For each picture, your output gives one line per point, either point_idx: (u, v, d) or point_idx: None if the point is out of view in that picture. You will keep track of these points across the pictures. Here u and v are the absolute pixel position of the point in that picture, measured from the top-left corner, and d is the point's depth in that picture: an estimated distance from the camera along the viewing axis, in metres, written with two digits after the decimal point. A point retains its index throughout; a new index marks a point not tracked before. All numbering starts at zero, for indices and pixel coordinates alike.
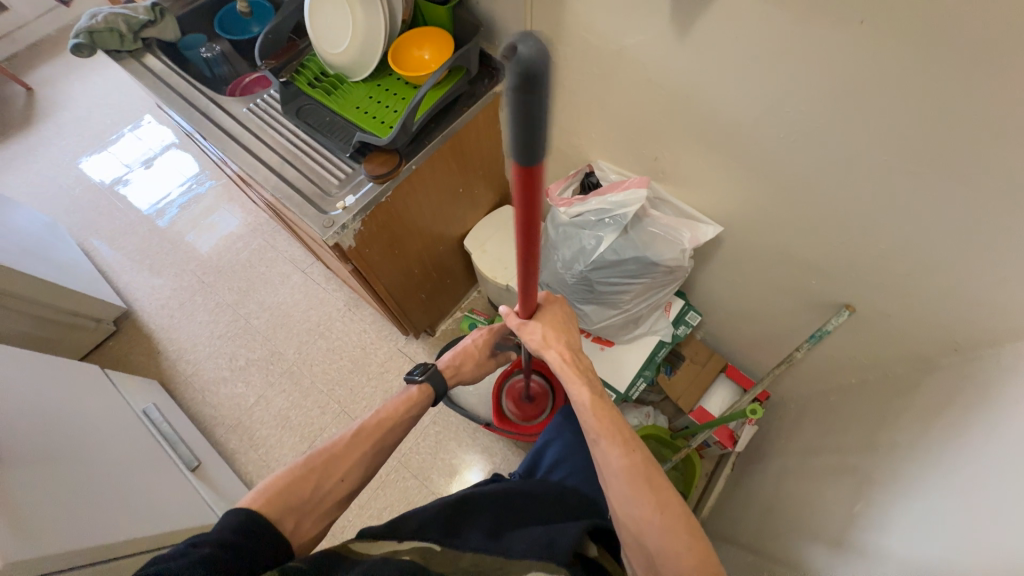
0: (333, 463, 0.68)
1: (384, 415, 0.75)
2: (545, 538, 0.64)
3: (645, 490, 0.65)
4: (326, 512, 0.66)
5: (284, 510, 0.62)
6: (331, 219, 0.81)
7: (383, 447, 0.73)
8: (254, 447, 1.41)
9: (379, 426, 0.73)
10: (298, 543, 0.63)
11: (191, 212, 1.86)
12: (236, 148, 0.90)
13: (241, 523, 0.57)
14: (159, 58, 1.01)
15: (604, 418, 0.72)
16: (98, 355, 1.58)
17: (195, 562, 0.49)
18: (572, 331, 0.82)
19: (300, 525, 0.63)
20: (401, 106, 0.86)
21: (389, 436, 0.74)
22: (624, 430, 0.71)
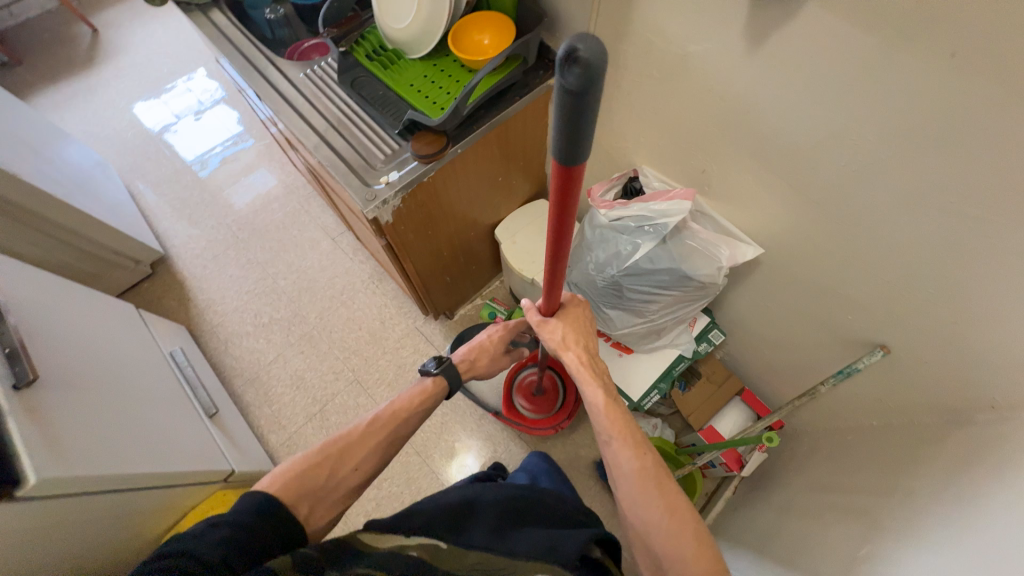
0: (348, 452, 0.70)
1: (398, 406, 0.77)
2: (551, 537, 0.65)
3: (655, 492, 0.65)
4: (339, 499, 0.68)
5: (298, 496, 0.64)
6: (374, 193, 0.82)
7: (396, 437, 0.75)
8: (268, 402, 1.46)
9: (393, 417, 0.75)
10: (311, 529, 0.65)
11: (233, 168, 1.91)
12: (289, 112, 0.92)
13: (260, 506, 0.59)
14: (225, 15, 1.03)
15: (617, 420, 0.72)
16: (133, 294, 1.65)
17: (216, 542, 0.53)
18: (589, 333, 0.83)
19: (314, 512, 0.65)
20: (454, 88, 0.86)
21: (403, 427, 0.76)
22: (635, 432, 0.71)
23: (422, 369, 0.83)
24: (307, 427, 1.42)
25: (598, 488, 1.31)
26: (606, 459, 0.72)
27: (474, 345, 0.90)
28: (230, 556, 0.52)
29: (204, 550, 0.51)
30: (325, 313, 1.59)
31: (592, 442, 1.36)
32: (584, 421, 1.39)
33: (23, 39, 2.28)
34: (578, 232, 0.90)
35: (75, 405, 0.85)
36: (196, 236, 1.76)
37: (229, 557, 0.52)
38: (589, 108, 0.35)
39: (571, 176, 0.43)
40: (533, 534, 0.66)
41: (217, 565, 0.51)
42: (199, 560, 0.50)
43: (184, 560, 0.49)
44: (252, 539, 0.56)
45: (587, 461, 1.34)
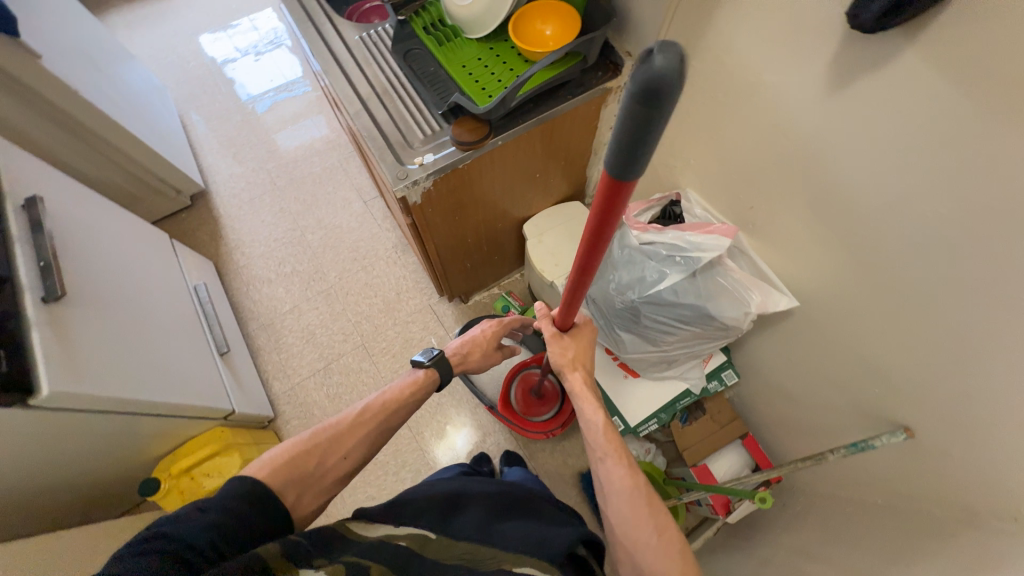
0: (337, 442, 0.72)
1: (390, 397, 0.78)
2: (540, 534, 0.65)
3: (644, 514, 0.63)
4: (326, 487, 0.70)
5: (284, 485, 0.66)
6: (406, 172, 0.81)
7: (387, 426, 0.77)
8: (277, 349, 1.51)
9: (384, 407, 0.77)
10: (298, 515, 0.67)
11: (282, 113, 1.93)
12: (338, 75, 0.90)
13: (247, 492, 0.61)
14: None
15: (614, 439, 0.70)
16: (171, 222, 1.71)
17: (207, 525, 0.56)
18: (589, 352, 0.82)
19: (301, 499, 0.67)
20: (507, 77, 0.83)
21: (395, 416, 0.78)
22: (628, 453, 0.69)
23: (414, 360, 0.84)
24: (310, 381, 1.46)
25: (578, 500, 1.30)
26: (596, 477, 0.70)
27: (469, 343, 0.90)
28: (218, 543, 0.55)
29: (192, 533, 0.54)
30: (345, 274, 1.62)
31: (581, 452, 1.35)
32: (577, 430, 1.38)
33: None
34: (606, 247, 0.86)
35: (98, 326, 0.88)
36: (237, 176, 1.80)
37: (217, 542, 0.55)
38: (657, 126, 0.32)
39: (618, 191, 0.40)
40: (522, 528, 0.67)
41: (206, 549, 0.54)
42: (188, 542, 0.53)
43: (175, 545, 0.53)
44: (241, 524, 0.59)
45: (573, 470, 1.33)
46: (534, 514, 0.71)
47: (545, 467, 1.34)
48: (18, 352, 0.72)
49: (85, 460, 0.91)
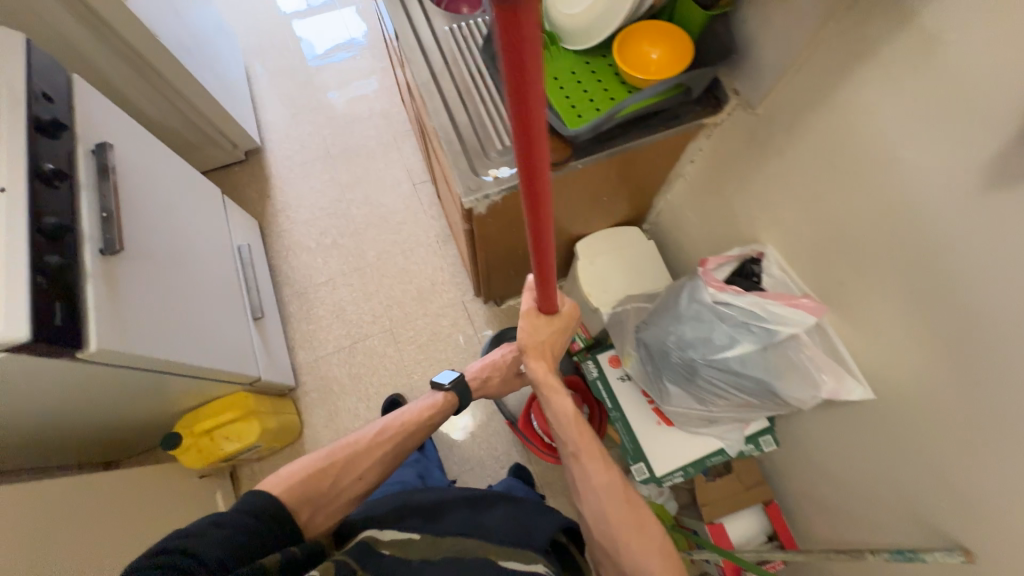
0: (352, 465, 0.84)
1: (406, 418, 0.93)
2: (524, 529, 0.76)
3: (621, 505, 0.78)
4: (341, 505, 0.81)
5: (302, 501, 0.77)
6: (479, 183, 0.77)
7: (401, 445, 0.90)
8: (307, 320, 1.51)
9: (402, 430, 0.90)
10: (311, 531, 0.78)
11: (341, 72, 1.91)
12: (421, 66, 0.86)
13: (261, 507, 0.72)
14: None
15: (585, 437, 0.85)
16: (223, 174, 1.72)
17: (217, 537, 0.63)
18: (559, 339, 0.92)
19: (314, 517, 0.78)
20: (600, 99, 0.78)
21: (408, 439, 0.91)
22: (599, 452, 0.83)
23: (435, 382, 0.99)
24: (335, 357, 1.47)
25: None
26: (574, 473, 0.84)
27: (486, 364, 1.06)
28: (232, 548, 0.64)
29: (206, 547, 0.62)
30: (383, 255, 1.60)
31: None
32: None
33: None
34: (673, 298, 0.80)
35: (148, 284, 0.88)
36: (292, 137, 1.79)
37: (224, 558, 0.62)
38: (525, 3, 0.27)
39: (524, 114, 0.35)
40: (504, 519, 0.78)
41: (216, 564, 0.61)
42: (202, 558, 0.60)
43: (188, 557, 0.59)
44: (254, 537, 0.68)
45: None
46: (514, 502, 0.82)
47: (553, 489, 1.31)
48: (73, 306, 0.71)
49: (110, 406, 0.92)
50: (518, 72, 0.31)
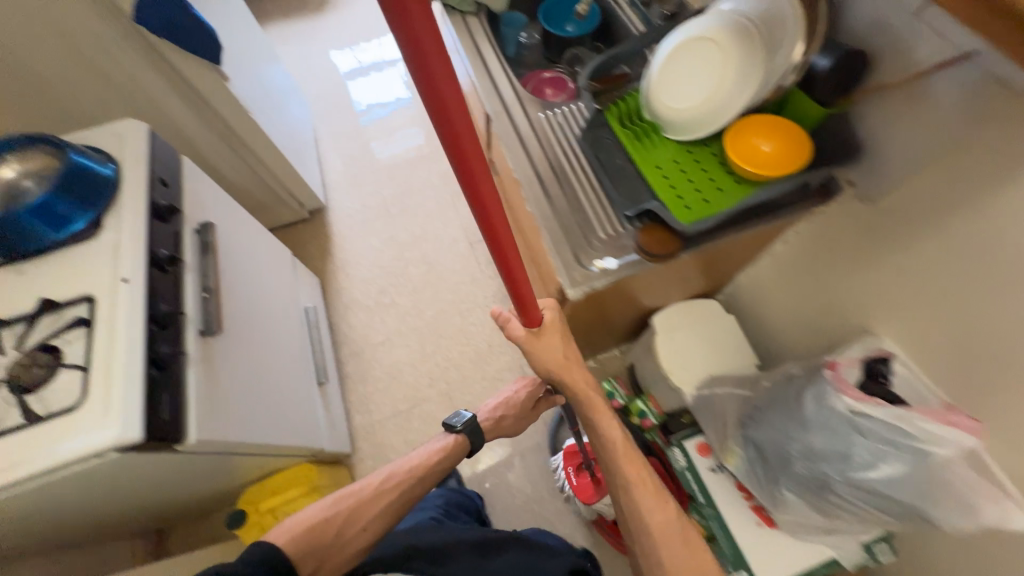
0: (357, 513, 0.87)
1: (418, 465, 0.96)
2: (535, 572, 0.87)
3: (678, 545, 0.76)
4: (345, 557, 0.84)
5: (305, 554, 0.81)
6: (585, 275, 0.77)
7: (409, 493, 0.93)
8: (364, 381, 1.49)
9: (409, 475, 0.94)
10: None
11: (386, 123, 2.02)
12: (520, 155, 0.88)
13: (262, 554, 0.77)
14: (483, 26, 1.06)
15: (637, 470, 0.79)
16: (288, 231, 1.77)
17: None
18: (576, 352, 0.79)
19: (320, 567, 0.81)
20: (708, 190, 0.77)
21: (420, 483, 0.95)
22: (649, 483, 0.78)
23: (447, 425, 1.02)
24: (391, 421, 1.43)
25: None
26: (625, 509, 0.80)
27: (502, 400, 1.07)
28: None
29: None
30: (439, 315, 1.59)
31: None
32: None
33: None
34: (794, 398, 0.75)
35: (237, 364, 0.88)
36: (353, 196, 1.85)
37: None
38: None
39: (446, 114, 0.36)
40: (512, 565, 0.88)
41: None
42: None
43: None
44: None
45: None
46: (520, 548, 0.92)
47: None
48: (177, 394, 0.70)
49: (187, 485, 0.90)
50: (417, 36, 0.31)
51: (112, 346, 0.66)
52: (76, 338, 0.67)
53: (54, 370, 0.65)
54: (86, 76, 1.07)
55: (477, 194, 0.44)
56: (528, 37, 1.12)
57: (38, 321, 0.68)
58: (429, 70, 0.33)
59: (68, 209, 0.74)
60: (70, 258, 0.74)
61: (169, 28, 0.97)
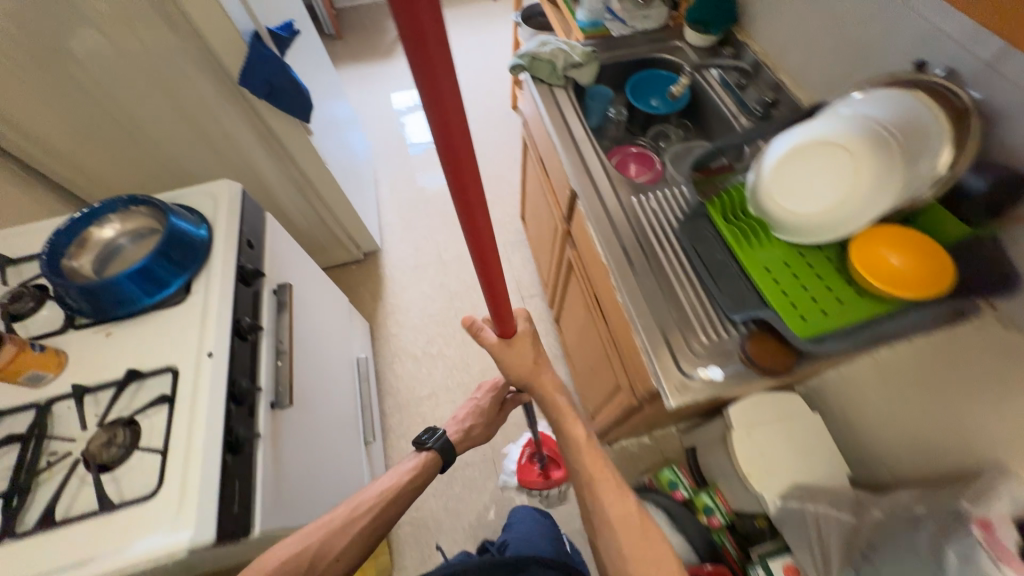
0: (329, 545, 0.77)
1: (388, 485, 0.91)
2: None
3: (638, 541, 0.71)
4: None
5: None
6: (684, 381, 0.70)
7: (383, 514, 0.87)
8: (406, 437, 1.44)
9: (380, 498, 0.88)
10: None
11: (430, 156, 2.12)
12: (612, 240, 0.85)
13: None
14: (570, 98, 1.05)
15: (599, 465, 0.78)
16: (341, 272, 1.78)
17: None
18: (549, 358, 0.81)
19: None
20: (828, 300, 0.70)
21: (391, 506, 0.89)
22: (610, 479, 0.77)
23: (418, 443, 1.02)
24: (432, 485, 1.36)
25: None
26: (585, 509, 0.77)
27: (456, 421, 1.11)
28: None
29: None
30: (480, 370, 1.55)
31: None
32: None
33: (350, 19, 2.70)
34: (931, 553, 0.69)
35: (298, 435, 0.84)
36: (406, 240, 1.85)
37: None
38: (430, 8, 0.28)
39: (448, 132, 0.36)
40: None
41: None
42: None
43: None
44: None
45: None
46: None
47: None
48: (246, 482, 0.65)
49: None
50: (430, 56, 0.31)
51: (191, 430, 0.63)
52: (157, 417, 0.65)
53: (131, 451, 0.62)
54: (183, 127, 1.10)
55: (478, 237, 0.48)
56: (616, 113, 1.10)
57: (122, 392, 0.67)
58: (438, 93, 0.33)
59: (173, 275, 0.75)
60: (159, 325, 0.73)
61: (269, 92, 1.00)
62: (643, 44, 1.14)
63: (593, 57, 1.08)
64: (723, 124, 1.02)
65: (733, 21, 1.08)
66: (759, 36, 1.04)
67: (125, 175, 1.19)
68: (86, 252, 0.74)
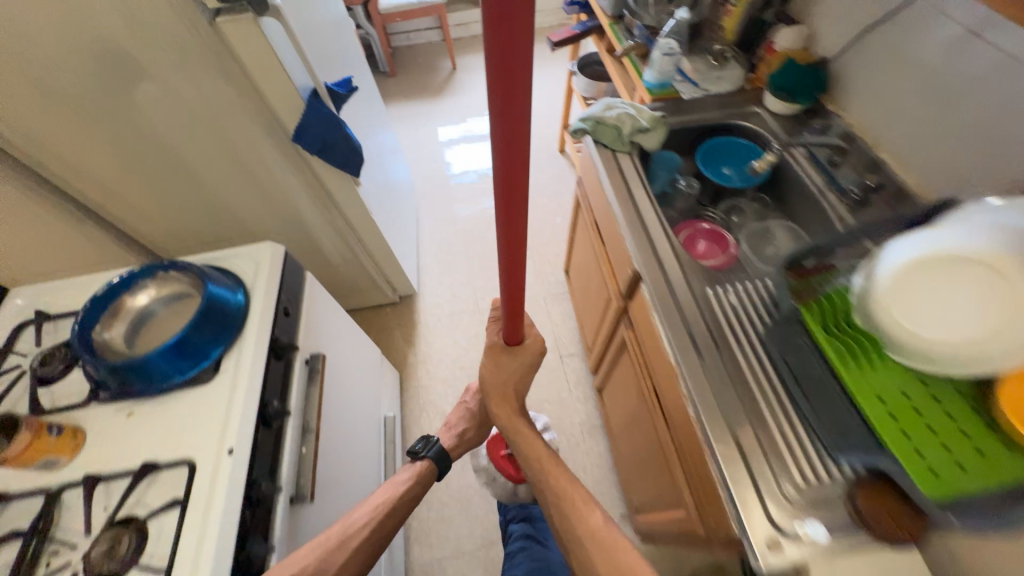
0: (331, 556, 0.70)
1: (385, 496, 0.87)
2: None
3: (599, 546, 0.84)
4: None
5: None
6: (775, 537, 0.58)
7: (383, 527, 0.81)
8: (428, 504, 1.34)
9: (378, 507, 0.83)
10: None
11: (472, 191, 2.10)
12: (684, 338, 0.75)
13: None
14: (636, 165, 0.97)
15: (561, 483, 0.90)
16: (375, 313, 1.74)
17: None
18: (521, 381, 0.96)
19: None
20: (972, 456, 0.55)
21: (388, 519, 0.83)
22: (580, 498, 0.88)
23: (412, 454, 1.01)
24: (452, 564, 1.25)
25: None
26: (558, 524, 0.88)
27: (450, 426, 1.10)
28: None
29: None
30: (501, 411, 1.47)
31: None
32: None
33: (404, 57, 2.77)
34: None
35: (318, 530, 0.78)
36: (443, 284, 1.80)
37: None
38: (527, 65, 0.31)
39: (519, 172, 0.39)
40: None
41: None
42: None
43: None
44: None
45: None
46: None
47: None
48: None
49: None
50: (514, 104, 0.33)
51: (198, 542, 0.56)
52: (166, 525, 0.57)
53: (131, 565, 0.55)
54: (235, 177, 1.08)
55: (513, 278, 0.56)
56: (686, 184, 1.01)
57: (133, 489, 0.60)
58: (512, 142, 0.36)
59: (210, 347, 0.71)
60: (185, 408, 0.67)
61: (322, 149, 0.97)
62: (716, 108, 1.05)
63: (663, 120, 1.00)
64: (820, 217, 0.88)
65: (822, 88, 0.97)
66: (853, 108, 0.93)
67: (176, 220, 1.18)
68: (120, 322, 0.69)
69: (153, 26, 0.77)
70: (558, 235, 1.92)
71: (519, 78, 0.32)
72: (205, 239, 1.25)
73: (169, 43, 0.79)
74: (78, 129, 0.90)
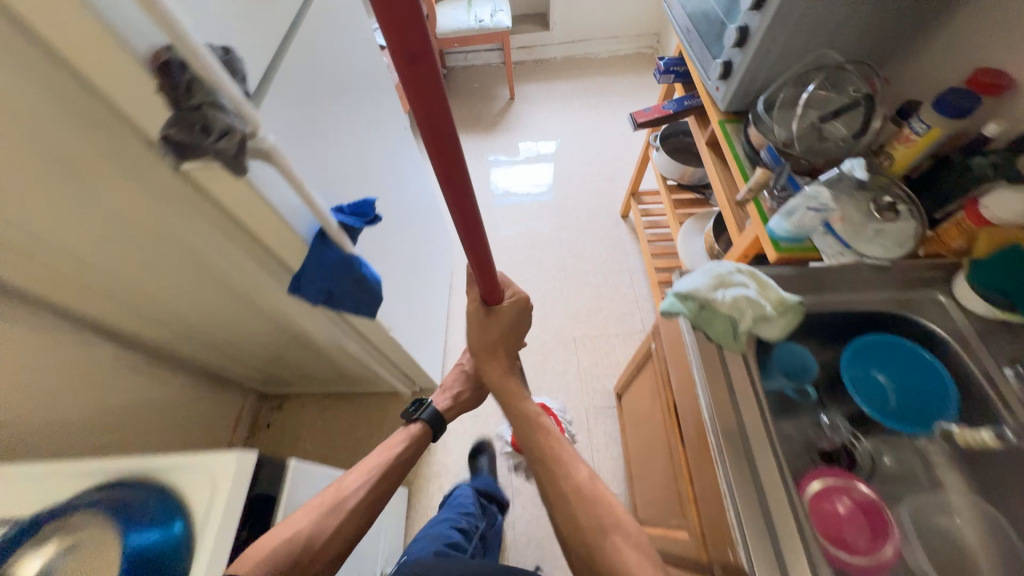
0: (336, 507, 0.68)
1: (386, 452, 0.82)
2: None
3: (591, 508, 0.72)
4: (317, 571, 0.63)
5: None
6: None
7: (380, 486, 0.76)
8: None
9: (371, 469, 0.77)
10: None
11: (515, 256, 1.85)
12: None
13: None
14: (752, 371, 0.68)
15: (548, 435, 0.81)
16: (391, 402, 1.53)
17: None
18: (511, 338, 0.87)
19: None
20: None
21: (383, 481, 0.78)
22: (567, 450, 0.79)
23: (405, 415, 0.91)
24: None
25: None
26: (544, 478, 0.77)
27: (446, 388, 0.98)
28: None
29: None
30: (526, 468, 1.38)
31: None
32: None
33: (459, 79, 2.52)
34: None
35: None
36: None
37: None
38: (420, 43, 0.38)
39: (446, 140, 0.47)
40: None
41: None
42: None
43: None
44: None
45: None
46: None
47: None
48: None
49: None
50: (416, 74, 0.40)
51: None
52: None
53: None
54: (226, 299, 0.88)
55: (477, 255, 0.66)
56: (828, 423, 0.72)
57: None
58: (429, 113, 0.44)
59: None
60: None
61: (331, 296, 0.76)
62: (877, 285, 0.74)
63: (795, 305, 0.70)
64: None
65: None
66: None
67: (164, 327, 0.99)
68: None
69: (117, 188, 0.56)
70: (611, 328, 1.64)
71: (415, 53, 0.38)
72: (199, 341, 1.07)
73: (139, 203, 0.59)
74: (24, 266, 0.69)
